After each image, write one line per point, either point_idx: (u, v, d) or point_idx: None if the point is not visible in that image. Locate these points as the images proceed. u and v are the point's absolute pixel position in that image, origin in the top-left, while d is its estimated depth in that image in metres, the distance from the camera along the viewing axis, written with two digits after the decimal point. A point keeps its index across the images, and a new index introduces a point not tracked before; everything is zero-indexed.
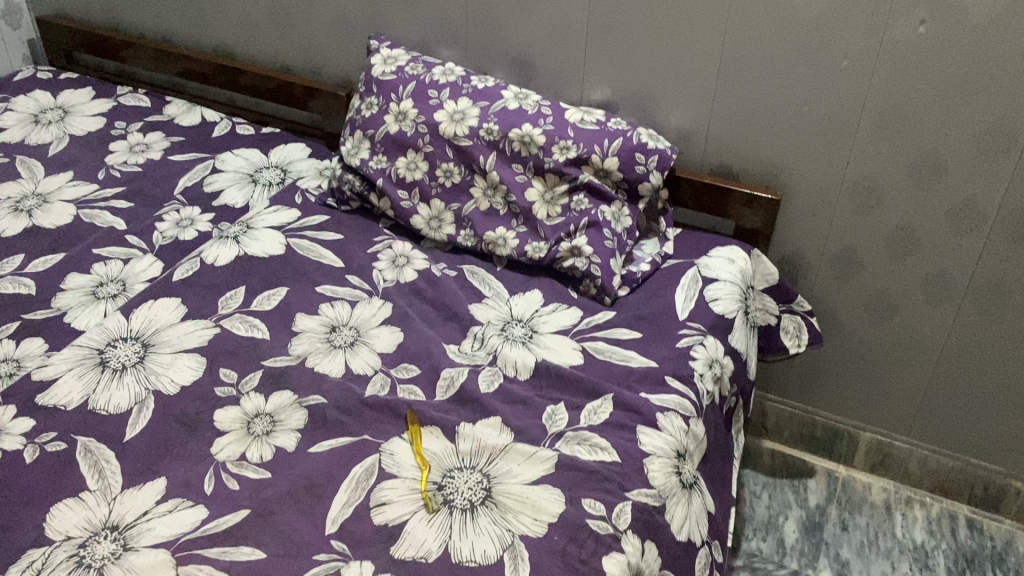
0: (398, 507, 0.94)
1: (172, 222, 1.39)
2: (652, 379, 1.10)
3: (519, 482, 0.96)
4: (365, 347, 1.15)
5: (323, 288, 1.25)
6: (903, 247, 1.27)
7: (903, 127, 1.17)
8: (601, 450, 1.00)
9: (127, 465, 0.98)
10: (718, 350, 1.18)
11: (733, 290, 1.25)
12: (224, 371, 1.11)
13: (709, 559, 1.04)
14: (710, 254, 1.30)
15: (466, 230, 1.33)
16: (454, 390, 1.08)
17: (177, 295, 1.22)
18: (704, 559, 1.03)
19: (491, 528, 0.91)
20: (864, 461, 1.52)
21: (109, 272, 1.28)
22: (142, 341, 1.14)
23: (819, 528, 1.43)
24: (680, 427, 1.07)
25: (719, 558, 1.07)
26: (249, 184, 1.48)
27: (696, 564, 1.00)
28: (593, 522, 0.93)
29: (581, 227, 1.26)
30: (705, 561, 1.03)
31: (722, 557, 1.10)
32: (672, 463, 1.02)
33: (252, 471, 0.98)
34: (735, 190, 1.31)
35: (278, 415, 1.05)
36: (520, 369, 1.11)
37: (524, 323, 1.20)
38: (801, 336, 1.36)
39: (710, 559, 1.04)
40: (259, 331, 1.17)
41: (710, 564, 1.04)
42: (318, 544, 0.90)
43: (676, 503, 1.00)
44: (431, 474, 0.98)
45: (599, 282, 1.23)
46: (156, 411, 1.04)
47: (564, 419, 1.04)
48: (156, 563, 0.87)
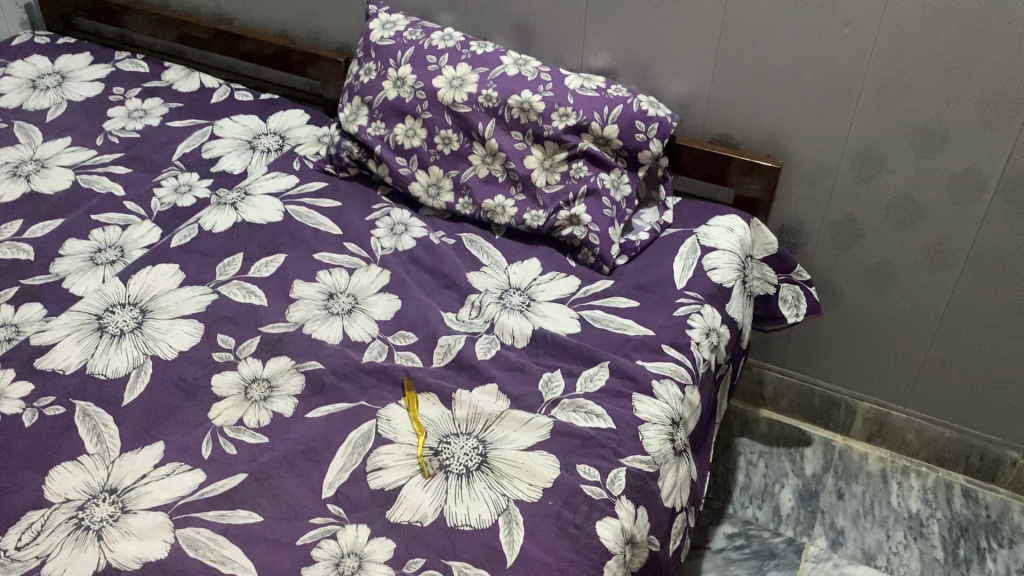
0: (395, 472, 0.94)
1: (171, 189, 1.39)
2: (649, 347, 1.10)
3: (515, 448, 0.97)
4: (363, 314, 1.15)
5: (321, 255, 1.25)
6: (904, 216, 1.27)
7: (906, 95, 1.16)
8: (597, 417, 1.01)
9: (125, 429, 0.98)
10: (716, 319, 1.18)
11: (731, 259, 1.25)
12: (221, 337, 1.11)
13: (684, 525, 1.05)
14: (710, 223, 1.30)
15: (465, 198, 1.32)
16: (451, 357, 1.08)
17: (175, 261, 1.22)
18: (680, 524, 1.04)
19: (486, 493, 0.92)
20: (861, 430, 1.52)
21: (107, 238, 1.28)
22: (140, 307, 1.14)
23: (815, 496, 1.44)
24: (676, 394, 1.07)
25: (692, 524, 1.08)
26: (248, 150, 1.48)
27: (672, 530, 1.01)
28: (587, 488, 0.93)
29: (581, 195, 1.26)
30: (680, 526, 1.04)
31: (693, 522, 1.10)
32: (666, 431, 1.02)
33: (249, 436, 0.98)
34: (736, 159, 1.31)
35: (276, 381, 1.05)
36: (517, 337, 1.11)
37: (522, 291, 1.20)
38: (800, 305, 1.36)
39: (684, 525, 1.05)
40: (257, 297, 1.17)
41: (683, 529, 1.05)
42: (315, 507, 0.91)
43: (668, 470, 1.00)
44: (427, 440, 0.98)
45: (598, 250, 1.23)
46: (154, 376, 1.05)
47: (561, 386, 1.05)
48: (154, 525, 0.88)
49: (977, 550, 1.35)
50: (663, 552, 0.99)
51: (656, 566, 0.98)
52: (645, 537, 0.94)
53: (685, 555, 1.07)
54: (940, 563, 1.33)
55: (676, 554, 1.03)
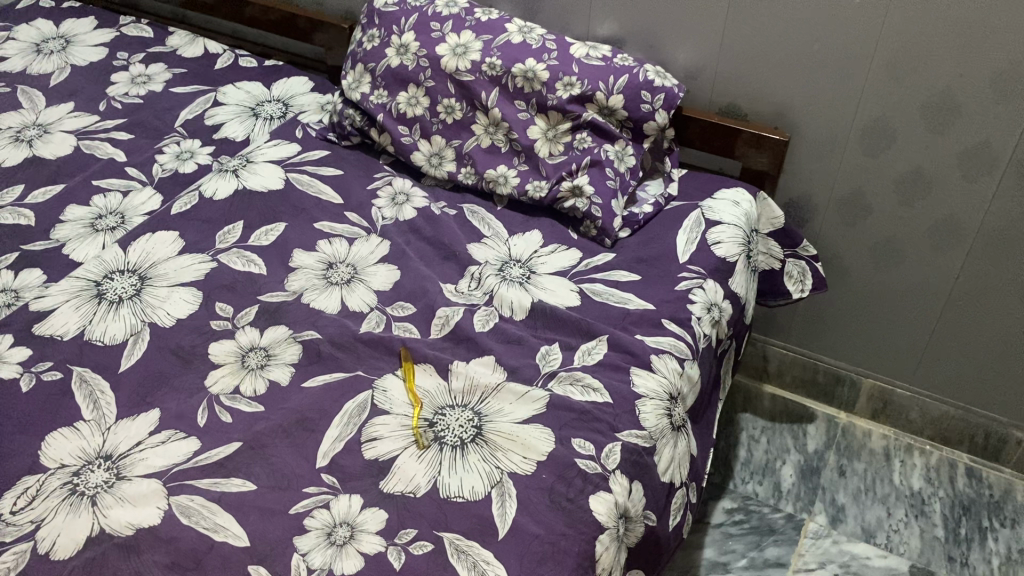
0: (389, 443, 0.94)
1: (173, 155, 1.38)
2: (649, 322, 1.09)
3: (510, 421, 0.96)
4: (362, 284, 1.15)
5: (321, 224, 1.24)
6: (913, 190, 1.24)
7: (918, 66, 1.13)
8: (593, 390, 1.00)
9: (122, 396, 0.99)
10: (718, 294, 1.16)
11: (736, 233, 1.24)
12: (219, 305, 1.11)
13: (684, 500, 1.04)
14: (716, 196, 1.28)
15: (467, 167, 1.31)
16: (449, 329, 1.08)
17: (175, 228, 1.22)
18: (679, 500, 1.03)
19: (480, 465, 0.92)
20: (865, 407, 1.51)
21: (108, 204, 1.28)
22: (139, 274, 1.14)
23: (817, 473, 1.43)
24: (675, 369, 1.06)
25: (694, 500, 1.07)
26: (251, 117, 1.46)
27: (671, 505, 1.01)
28: (582, 462, 0.93)
29: (583, 167, 1.24)
30: (680, 502, 1.03)
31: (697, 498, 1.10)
32: (664, 406, 1.02)
33: (245, 405, 0.98)
34: (743, 131, 1.28)
35: (273, 349, 1.05)
36: (516, 309, 1.10)
37: (523, 264, 1.18)
38: (805, 280, 1.34)
39: (684, 500, 1.04)
40: (256, 266, 1.17)
41: (683, 505, 1.04)
42: (308, 477, 0.91)
43: (665, 445, 1.00)
44: (422, 412, 0.98)
45: (599, 223, 1.21)
46: (152, 343, 1.05)
47: (558, 359, 1.04)
48: (148, 492, 0.89)
49: (978, 529, 1.34)
50: (661, 527, 0.98)
51: (653, 542, 0.98)
52: (639, 512, 0.94)
53: (686, 532, 1.07)
54: (940, 541, 1.33)
55: (676, 531, 1.03)
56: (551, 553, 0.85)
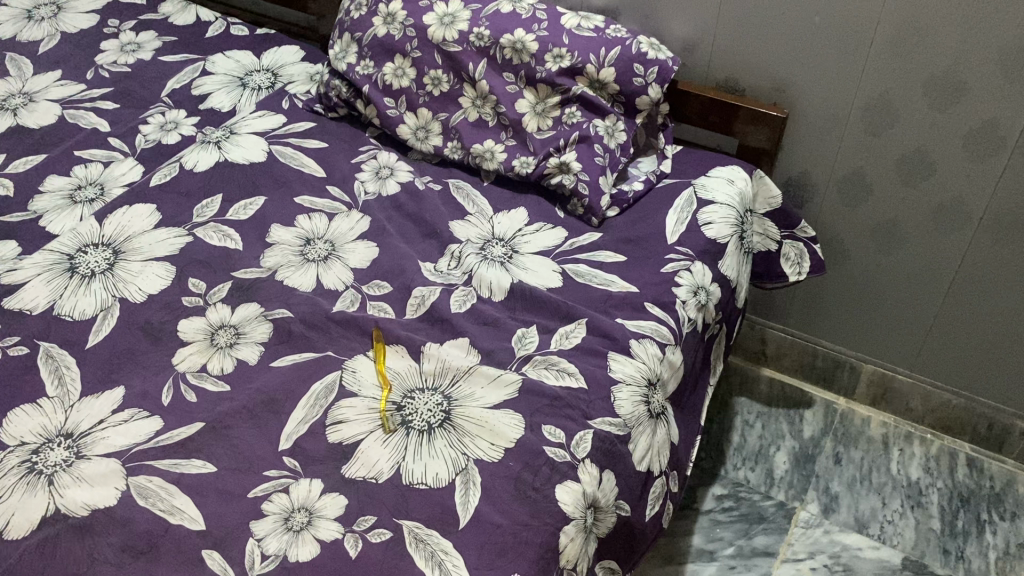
0: (354, 427, 0.92)
1: (157, 126, 1.35)
2: (632, 305, 1.06)
3: (481, 406, 0.94)
4: (339, 261, 1.12)
5: (301, 198, 1.21)
6: (915, 170, 1.19)
7: (922, 42, 1.08)
8: (568, 375, 0.97)
9: (87, 372, 0.97)
10: (706, 277, 1.12)
11: (728, 213, 1.19)
12: (192, 281, 1.08)
13: (663, 489, 1.01)
14: (710, 174, 1.24)
15: (453, 141, 1.27)
16: (425, 309, 1.05)
17: (152, 201, 1.19)
18: (659, 489, 0.99)
19: (446, 451, 0.89)
20: (865, 393, 1.47)
21: (88, 175, 1.26)
22: (113, 248, 1.12)
23: (811, 460, 1.39)
24: (655, 354, 1.02)
25: (675, 488, 1.04)
26: (238, 88, 1.43)
27: (649, 494, 0.98)
28: (550, 450, 0.90)
29: (571, 142, 1.20)
30: (660, 491, 1.00)
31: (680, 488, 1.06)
32: (642, 393, 0.98)
33: (211, 383, 0.97)
34: (740, 107, 1.24)
35: (243, 328, 1.03)
36: (495, 290, 1.07)
37: (505, 242, 1.15)
38: (802, 264, 1.29)
39: (664, 488, 1.01)
40: (232, 241, 1.14)
41: (663, 493, 1.01)
42: (270, 459, 0.89)
43: (641, 433, 0.96)
44: (391, 394, 0.95)
45: (586, 201, 1.17)
46: (121, 319, 1.03)
47: (534, 342, 1.01)
48: (105, 472, 0.87)
49: (977, 522, 1.30)
50: (637, 517, 0.95)
51: (628, 532, 0.95)
52: (610, 502, 0.91)
53: (666, 521, 1.03)
54: (935, 534, 1.29)
55: (654, 520, 0.99)
56: (512, 544, 0.82)
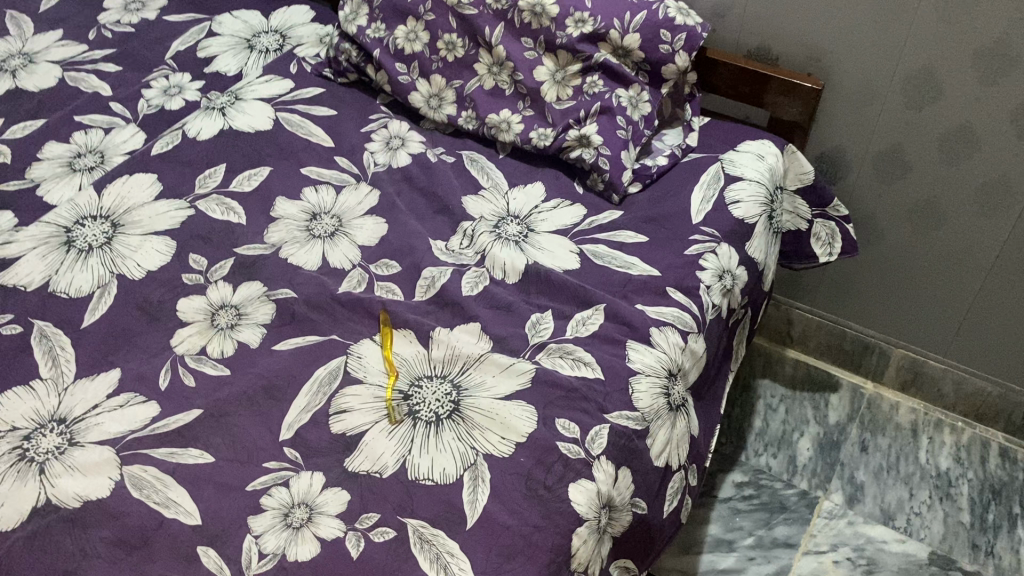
0: (358, 417, 0.88)
1: (160, 90, 1.30)
2: (653, 290, 1.00)
3: (492, 396, 0.89)
4: (346, 238, 1.07)
5: (308, 169, 1.16)
6: (959, 147, 1.12)
7: (972, 8, 1.00)
8: (584, 365, 0.92)
9: (82, 353, 0.93)
10: (732, 260, 1.06)
11: (757, 191, 1.13)
12: (193, 257, 1.04)
13: (682, 483, 0.96)
14: (739, 148, 1.17)
15: (468, 111, 1.21)
16: (435, 291, 1.00)
17: (154, 170, 1.14)
18: (678, 483, 0.95)
19: (454, 445, 0.85)
20: (894, 378, 1.41)
21: (88, 142, 1.21)
22: (112, 220, 1.07)
23: (836, 448, 1.34)
24: (677, 343, 0.96)
25: (694, 482, 0.99)
26: (245, 50, 1.37)
27: (667, 490, 0.93)
28: (564, 446, 0.85)
29: (593, 113, 1.13)
30: (678, 486, 0.95)
31: (700, 480, 1.02)
32: (662, 384, 0.93)
33: (210, 367, 0.92)
34: (771, 77, 1.16)
35: (244, 308, 0.98)
36: (508, 272, 1.02)
37: (521, 220, 1.09)
38: (834, 244, 1.23)
39: (683, 483, 0.96)
40: (235, 215, 1.09)
41: (682, 488, 0.96)
42: (270, 450, 0.85)
43: (660, 426, 0.91)
44: (397, 382, 0.91)
45: (607, 176, 1.11)
46: (118, 297, 0.99)
47: (549, 329, 0.96)
48: (98, 461, 0.83)
49: (1008, 516, 1.25)
50: (653, 514, 0.91)
51: (644, 530, 0.91)
52: (625, 500, 0.86)
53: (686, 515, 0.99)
54: (964, 527, 1.24)
55: (672, 517, 0.95)
56: (522, 548, 0.78)
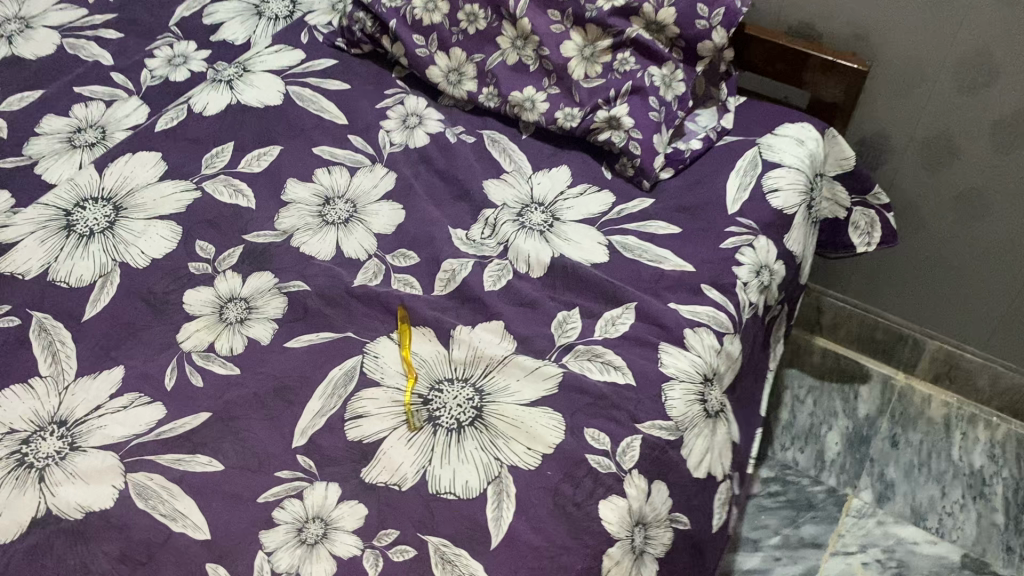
0: (376, 422, 0.83)
1: (164, 59, 1.23)
2: (686, 287, 0.94)
3: (516, 403, 0.84)
4: (360, 225, 1.01)
5: (320, 149, 1.10)
6: (1012, 135, 1.05)
7: None
8: (614, 369, 0.87)
9: (84, 349, 0.88)
10: (770, 254, 1.00)
11: (797, 179, 1.06)
12: (200, 244, 0.98)
13: (728, 494, 0.92)
14: (777, 132, 1.10)
15: (490, 87, 1.14)
16: (455, 286, 0.95)
17: (158, 148, 1.08)
18: (724, 495, 0.90)
19: (477, 455, 0.80)
20: (927, 369, 1.35)
21: (89, 115, 1.14)
22: (114, 203, 1.01)
23: (866, 443, 1.29)
24: (712, 346, 0.91)
25: (738, 490, 0.95)
26: (254, 17, 1.30)
27: (714, 502, 0.88)
28: (593, 459, 0.80)
29: (624, 93, 1.06)
30: (725, 496, 0.91)
31: (740, 487, 0.97)
32: (697, 390, 0.87)
33: (219, 366, 0.87)
34: (812, 55, 1.09)
35: (255, 301, 0.93)
36: (533, 265, 0.97)
37: (545, 208, 1.03)
38: (873, 233, 1.17)
39: (729, 493, 0.92)
40: (244, 198, 1.03)
41: (728, 499, 0.92)
42: (283, 458, 0.80)
43: (697, 436, 0.86)
44: (416, 385, 0.86)
45: (638, 161, 1.04)
46: (121, 287, 0.93)
47: (576, 329, 0.91)
48: (102, 468, 0.79)
49: None
50: (699, 529, 0.86)
51: (694, 546, 0.86)
52: (661, 516, 0.81)
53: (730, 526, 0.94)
54: (999, 530, 1.19)
55: (721, 530, 0.91)
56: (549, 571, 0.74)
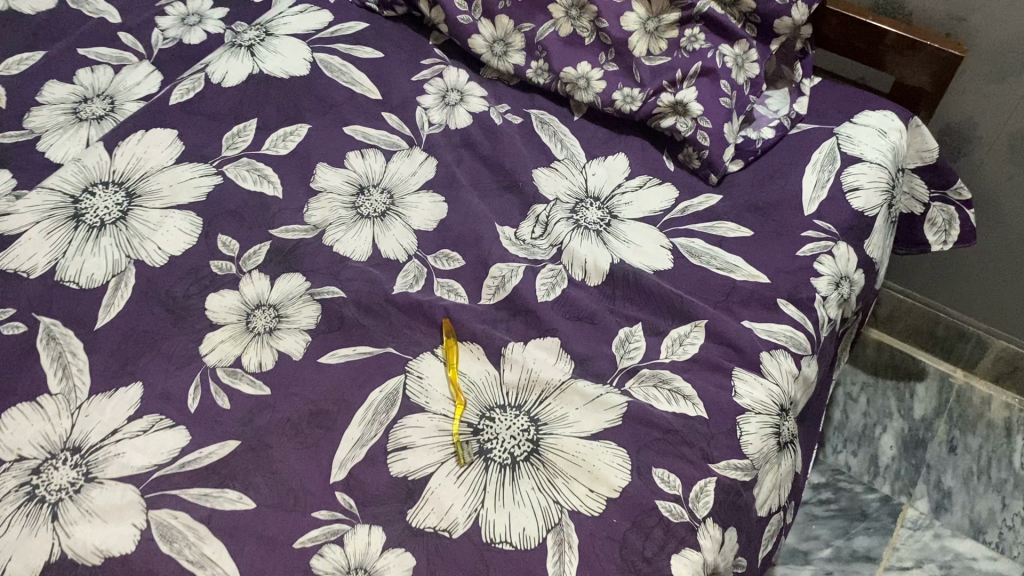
0: (422, 456, 0.75)
1: (178, 18, 1.12)
2: (760, 302, 0.86)
3: (576, 436, 0.76)
4: (398, 220, 0.92)
5: (352, 128, 0.99)
6: None
7: None
8: (682, 399, 0.78)
9: (98, 362, 0.80)
10: (850, 263, 0.91)
11: (879, 177, 0.96)
12: (222, 239, 0.89)
13: (778, 526, 0.84)
14: (857, 121, 1.00)
15: (539, 61, 1.02)
16: (505, 294, 0.86)
17: (173, 124, 0.98)
18: (773, 527, 0.82)
19: (535, 498, 0.72)
20: (988, 368, 1.32)
21: (95, 83, 1.04)
22: (126, 188, 0.91)
23: (922, 446, 1.28)
24: (789, 371, 0.83)
25: (789, 522, 0.86)
26: None
27: (763, 536, 0.81)
28: (664, 506, 0.73)
29: (691, 75, 0.96)
30: (774, 528, 0.83)
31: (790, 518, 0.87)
32: (773, 423, 0.80)
33: (247, 385, 0.79)
34: (894, 33, 0.98)
35: (284, 308, 0.84)
36: (590, 272, 0.88)
37: (602, 204, 0.94)
38: (951, 232, 1.08)
39: (779, 525, 0.84)
40: (269, 186, 0.93)
41: (777, 532, 0.84)
42: (320, 495, 0.73)
43: (767, 473, 0.79)
44: (465, 413, 0.77)
45: (705, 154, 0.94)
46: (137, 289, 0.85)
47: (640, 350, 0.82)
48: (120, 505, 0.71)
49: None
50: None
51: None
52: (729, 564, 0.75)
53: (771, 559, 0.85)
54: None
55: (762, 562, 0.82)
56: None
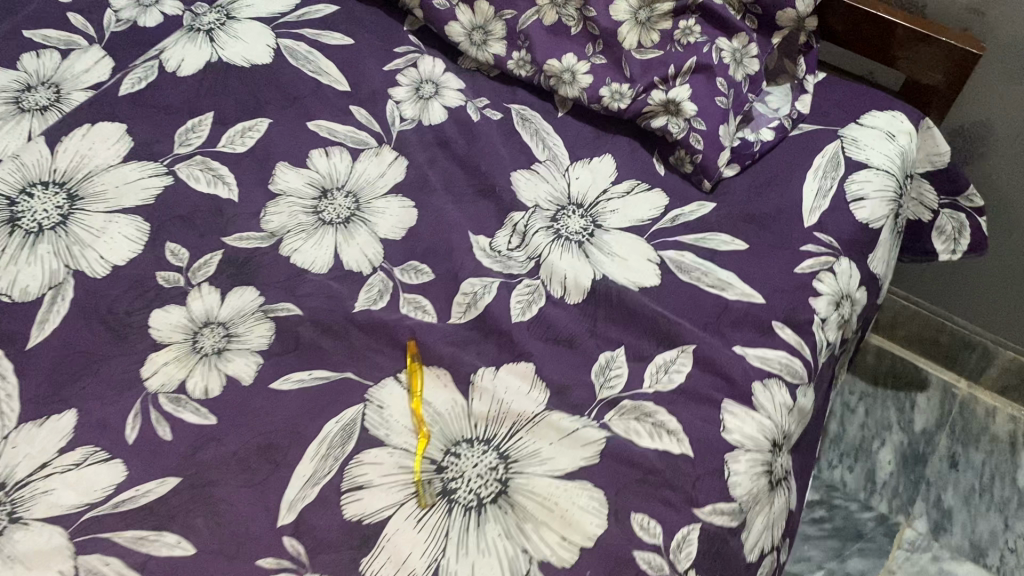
0: (379, 497, 0.68)
1: None
2: (754, 325, 0.79)
3: (548, 476, 0.69)
4: (363, 227, 0.84)
5: (317, 123, 0.92)
6: None
7: None
8: (666, 435, 0.72)
9: (29, 386, 0.73)
10: (852, 281, 0.84)
11: (887, 185, 0.89)
12: (170, 248, 0.82)
13: (772, 569, 0.77)
14: (863, 122, 0.92)
15: (521, 51, 0.94)
16: (476, 313, 0.79)
17: (122, 117, 0.90)
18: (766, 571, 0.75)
19: (501, 546, 0.66)
20: (994, 380, 1.29)
21: (41, 69, 0.95)
22: (67, 189, 0.84)
23: (922, 462, 1.24)
24: (784, 402, 0.76)
25: (784, 561, 0.80)
26: None
27: None
28: (643, 557, 0.66)
29: (685, 71, 0.87)
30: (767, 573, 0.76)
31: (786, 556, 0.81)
32: (764, 461, 0.73)
33: (192, 413, 0.72)
34: (904, 27, 0.90)
35: (235, 327, 0.77)
36: (570, 289, 0.81)
37: (585, 211, 0.87)
38: (960, 240, 1.00)
39: (773, 567, 0.77)
40: (224, 188, 0.86)
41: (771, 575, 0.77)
42: (266, 540, 0.66)
43: (756, 515, 0.73)
44: (428, 449, 0.71)
45: (698, 158, 0.86)
46: (76, 304, 0.78)
47: (622, 378, 0.75)
48: (46, 549, 0.65)
49: None
50: None
51: None
52: None
53: None
54: None
55: None
56: None
